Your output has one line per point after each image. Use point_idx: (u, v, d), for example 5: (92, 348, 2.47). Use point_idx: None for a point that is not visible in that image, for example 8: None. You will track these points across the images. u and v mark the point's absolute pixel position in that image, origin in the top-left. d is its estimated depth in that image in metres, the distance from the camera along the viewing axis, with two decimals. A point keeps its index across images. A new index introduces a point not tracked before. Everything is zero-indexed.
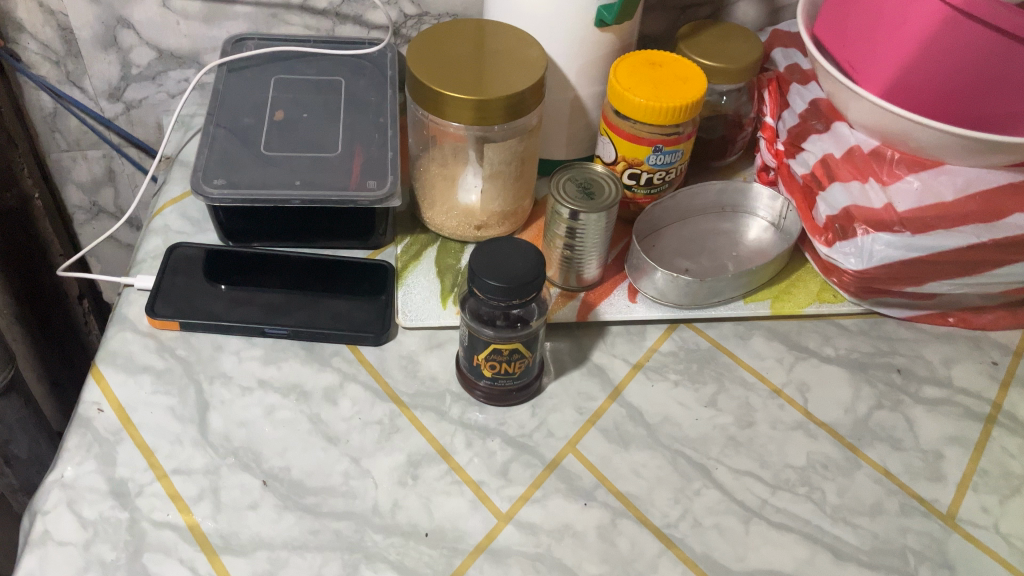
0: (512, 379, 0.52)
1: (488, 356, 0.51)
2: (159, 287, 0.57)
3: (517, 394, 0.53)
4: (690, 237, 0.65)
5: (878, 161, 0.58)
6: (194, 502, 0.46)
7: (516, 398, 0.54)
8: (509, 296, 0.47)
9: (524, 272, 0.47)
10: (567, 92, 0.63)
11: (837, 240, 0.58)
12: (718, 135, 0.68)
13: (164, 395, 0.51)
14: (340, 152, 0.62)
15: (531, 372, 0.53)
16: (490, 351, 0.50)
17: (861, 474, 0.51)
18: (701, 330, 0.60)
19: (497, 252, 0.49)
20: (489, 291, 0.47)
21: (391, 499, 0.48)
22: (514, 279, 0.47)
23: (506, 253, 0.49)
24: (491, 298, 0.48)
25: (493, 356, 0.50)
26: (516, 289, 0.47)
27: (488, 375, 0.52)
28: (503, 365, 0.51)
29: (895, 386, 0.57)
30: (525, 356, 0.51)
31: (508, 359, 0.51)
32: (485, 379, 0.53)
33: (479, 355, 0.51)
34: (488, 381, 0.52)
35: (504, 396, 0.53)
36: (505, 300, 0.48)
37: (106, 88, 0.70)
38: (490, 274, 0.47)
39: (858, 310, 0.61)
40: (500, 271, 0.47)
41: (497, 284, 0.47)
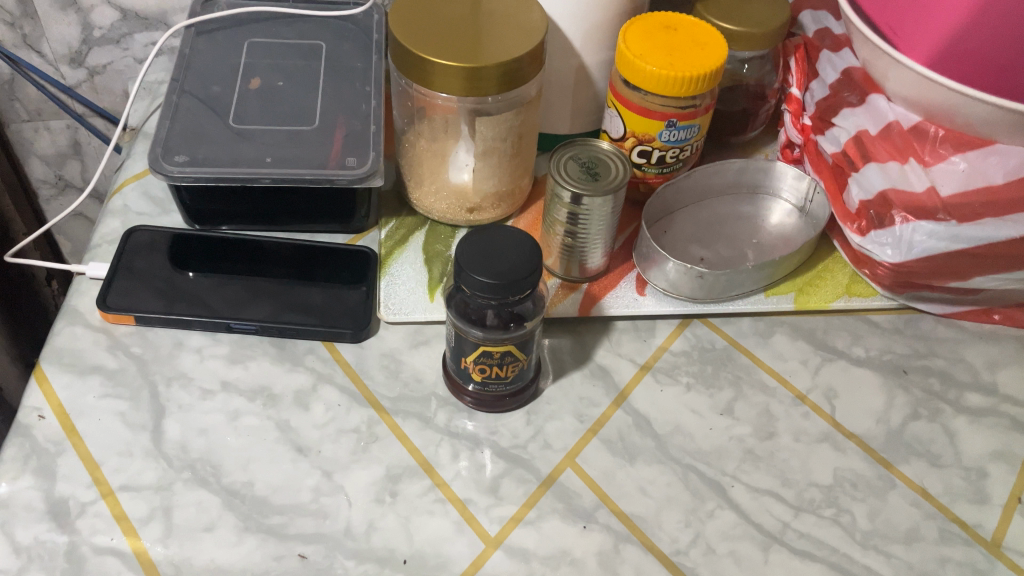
0: (503, 384, 0.47)
1: (476, 359, 0.45)
2: (121, 262, 0.52)
3: (511, 400, 0.48)
4: (707, 221, 0.59)
5: (920, 139, 0.51)
6: (143, 525, 0.41)
7: (509, 404, 0.48)
8: (501, 294, 0.41)
9: (519, 265, 0.42)
10: (570, 59, 0.56)
11: (872, 228, 0.52)
12: (739, 107, 0.62)
13: (115, 399, 0.46)
14: (318, 125, 0.56)
15: (527, 375, 0.47)
16: (479, 352, 0.45)
17: (895, 495, 0.46)
18: (716, 326, 0.54)
19: (488, 243, 0.43)
20: (479, 287, 0.41)
21: (366, 520, 0.43)
22: (507, 274, 0.41)
23: (498, 244, 0.43)
24: (481, 295, 0.42)
25: (482, 359, 0.45)
26: (509, 286, 0.41)
27: (477, 379, 0.46)
28: (494, 369, 0.45)
29: (933, 393, 0.51)
30: (519, 358, 0.45)
31: (500, 362, 0.45)
32: (473, 384, 0.47)
33: (468, 357, 0.45)
34: (477, 386, 0.47)
35: (496, 402, 0.48)
36: (496, 298, 0.42)
37: (67, 51, 0.64)
38: (479, 268, 0.41)
39: (891, 306, 0.55)
40: (490, 264, 0.41)
41: (486, 280, 0.41)
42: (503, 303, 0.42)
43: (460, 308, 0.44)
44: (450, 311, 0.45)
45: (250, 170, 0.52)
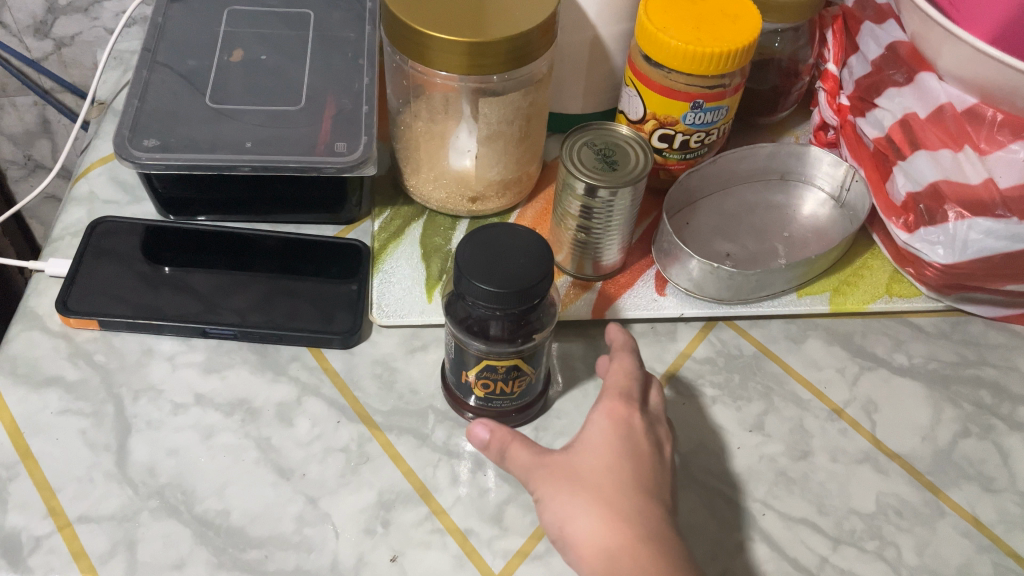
0: (508, 400, 0.42)
1: (478, 374, 0.40)
2: (88, 246, 0.47)
3: (517, 416, 0.43)
4: (732, 212, 0.53)
5: (975, 124, 0.45)
6: (103, 562, 0.37)
7: (515, 420, 0.43)
8: (506, 306, 0.36)
9: (527, 272, 0.36)
10: (584, 31, 0.50)
11: (921, 225, 0.46)
12: (769, 85, 0.56)
13: (76, 415, 0.41)
14: (305, 104, 0.50)
15: (536, 387, 0.43)
16: (482, 366, 0.40)
17: (945, 525, 0.41)
18: (744, 330, 0.49)
19: (492, 245, 0.37)
20: (481, 298, 0.36)
21: (355, 553, 0.38)
22: (513, 282, 0.36)
23: (505, 245, 0.37)
24: (483, 306, 0.37)
25: (485, 373, 0.40)
26: (515, 297, 0.36)
27: (479, 395, 0.42)
28: (498, 384, 0.41)
29: (984, 407, 0.46)
30: (526, 373, 0.40)
31: (504, 377, 0.40)
32: (476, 399, 0.42)
33: (469, 372, 0.40)
34: (481, 400, 0.42)
35: (501, 417, 0.43)
36: (501, 309, 0.36)
37: (30, 22, 0.58)
38: (482, 275, 0.36)
39: (936, 307, 0.50)
40: (494, 271, 0.36)
41: (490, 290, 0.35)
42: (508, 315, 0.37)
43: (460, 317, 0.39)
44: (450, 319, 0.40)
45: (229, 157, 0.47)
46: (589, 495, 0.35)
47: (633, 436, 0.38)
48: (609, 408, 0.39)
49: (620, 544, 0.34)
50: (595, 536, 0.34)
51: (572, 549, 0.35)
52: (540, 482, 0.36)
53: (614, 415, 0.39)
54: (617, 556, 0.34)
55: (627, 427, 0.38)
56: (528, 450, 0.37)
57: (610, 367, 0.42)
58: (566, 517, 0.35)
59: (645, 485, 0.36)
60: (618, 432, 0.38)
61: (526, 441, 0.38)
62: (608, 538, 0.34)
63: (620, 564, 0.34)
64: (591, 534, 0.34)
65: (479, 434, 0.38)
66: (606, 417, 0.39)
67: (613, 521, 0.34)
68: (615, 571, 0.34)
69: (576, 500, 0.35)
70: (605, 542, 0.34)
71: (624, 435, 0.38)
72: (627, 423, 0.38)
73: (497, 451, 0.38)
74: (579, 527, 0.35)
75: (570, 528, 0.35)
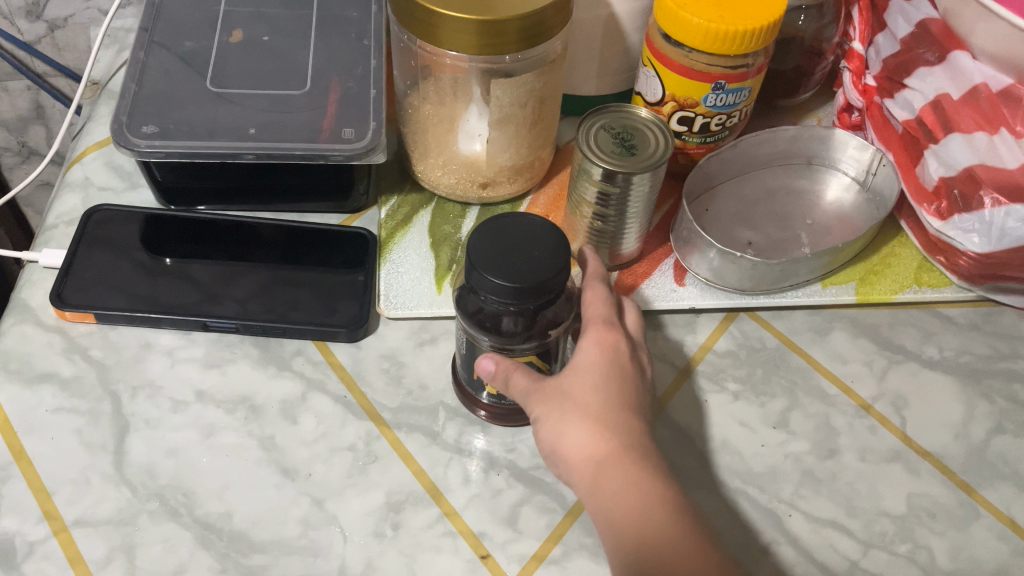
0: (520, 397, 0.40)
1: None
2: (84, 234, 0.45)
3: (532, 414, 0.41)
4: (753, 198, 0.51)
5: (1011, 106, 0.42)
6: (100, 569, 0.35)
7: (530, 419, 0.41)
8: (520, 300, 0.34)
9: (542, 263, 0.34)
10: (599, 9, 0.48)
11: (955, 211, 0.44)
12: (792, 65, 0.54)
13: (70, 413, 0.40)
14: (309, 87, 0.48)
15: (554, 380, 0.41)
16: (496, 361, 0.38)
17: (980, 527, 0.39)
18: (766, 322, 0.47)
19: (504, 234, 0.35)
20: (494, 292, 0.34)
21: (363, 558, 0.37)
22: (528, 274, 0.34)
23: (519, 236, 0.35)
24: (496, 301, 0.35)
25: None
26: (530, 291, 0.34)
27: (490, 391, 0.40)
28: None
29: (1018, 402, 0.44)
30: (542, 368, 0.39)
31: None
32: (488, 396, 0.40)
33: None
34: (491, 396, 0.40)
35: (512, 416, 0.41)
36: (515, 304, 0.34)
37: (22, 3, 0.56)
38: (494, 268, 0.34)
39: (967, 298, 0.48)
40: (509, 263, 0.34)
41: (503, 284, 0.33)
42: (524, 309, 0.35)
43: (472, 312, 0.37)
44: (461, 310, 0.38)
45: (231, 144, 0.44)
46: (578, 411, 0.35)
47: (620, 355, 0.37)
48: (596, 333, 0.37)
49: (608, 455, 0.34)
50: (584, 448, 0.34)
51: (564, 462, 0.35)
52: (532, 402, 0.36)
53: (602, 340, 0.37)
54: (605, 465, 0.34)
55: (614, 351, 0.37)
56: (526, 379, 0.36)
57: (588, 291, 0.40)
58: (557, 433, 0.35)
59: (632, 401, 0.36)
60: (606, 353, 0.37)
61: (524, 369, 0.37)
62: (597, 451, 0.34)
63: (606, 473, 0.34)
64: (580, 447, 0.34)
65: (486, 367, 0.37)
66: (592, 343, 0.37)
67: (601, 433, 0.34)
68: (600, 478, 0.34)
69: (566, 417, 0.35)
70: (593, 453, 0.34)
71: (612, 357, 0.37)
72: (613, 347, 0.37)
73: (502, 379, 0.37)
74: (568, 441, 0.35)
75: (561, 442, 0.35)
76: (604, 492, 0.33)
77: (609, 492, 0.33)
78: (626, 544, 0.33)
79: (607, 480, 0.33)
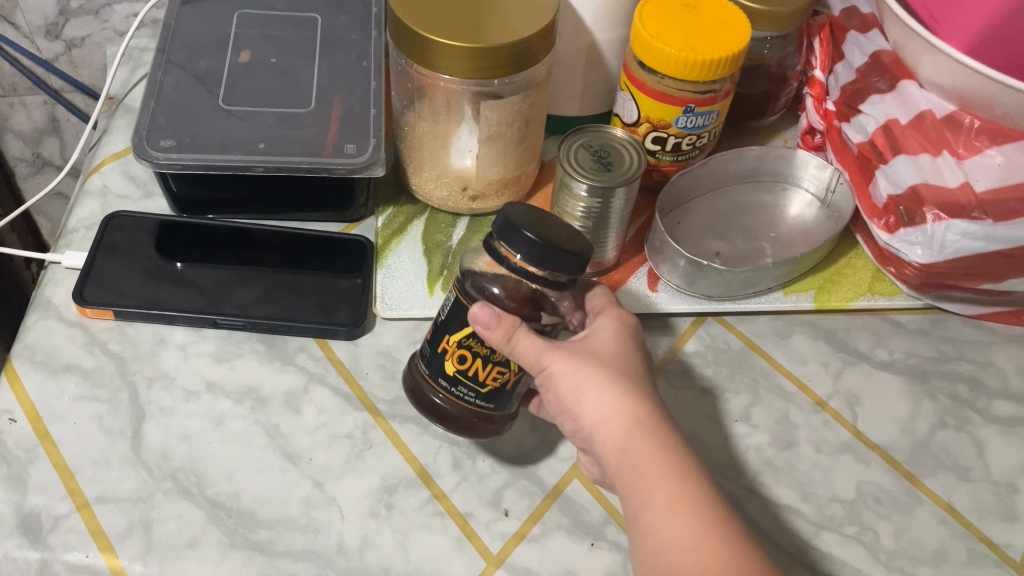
0: (475, 392, 0.39)
1: (459, 342, 0.38)
2: (102, 242, 0.49)
3: (479, 424, 0.41)
4: (724, 212, 0.55)
5: (954, 130, 0.47)
6: (120, 541, 0.38)
7: (476, 428, 0.41)
8: (541, 263, 0.34)
9: (572, 239, 0.35)
10: (581, 37, 0.52)
11: (901, 226, 0.48)
12: (759, 90, 0.58)
13: (91, 401, 0.43)
14: (314, 106, 0.52)
15: (512, 395, 0.40)
16: (470, 330, 0.37)
17: (923, 512, 0.43)
18: (732, 325, 0.51)
19: (537, 215, 0.36)
20: (518, 243, 0.34)
21: (359, 535, 0.40)
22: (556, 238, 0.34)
23: (551, 220, 0.36)
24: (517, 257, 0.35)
25: (466, 343, 0.37)
26: (559, 255, 0.34)
27: (449, 373, 0.39)
28: (475, 362, 0.38)
29: (960, 400, 0.48)
30: (507, 366, 0.38)
31: (487, 357, 0.37)
32: (443, 381, 0.40)
33: (450, 336, 0.38)
34: (446, 381, 0.39)
35: (465, 423, 0.41)
36: (537, 268, 0.34)
37: (42, 23, 0.60)
38: (529, 226, 0.34)
39: (916, 305, 0.52)
40: (540, 228, 0.35)
41: (535, 237, 0.34)
42: (542, 280, 0.35)
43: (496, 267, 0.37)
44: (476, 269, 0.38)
45: (242, 157, 0.48)
46: (609, 373, 0.37)
47: (634, 334, 0.41)
48: (615, 316, 0.41)
49: (639, 417, 0.36)
50: (616, 412, 0.36)
51: (594, 421, 0.36)
52: (559, 358, 0.37)
53: (621, 321, 0.41)
54: (638, 425, 0.36)
55: (628, 330, 0.40)
56: (531, 338, 0.36)
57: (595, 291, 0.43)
58: (590, 393, 0.36)
59: (648, 376, 0.39)
60: (624, 333, 0.40)
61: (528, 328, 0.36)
62: (628, 415, 0.36)
63: (637, 437, 0.36)
64: (614, 409, 0.36)
65: (479, 319, 0.35)
66: (610, 320, 0.41)
67: (630, 398, 0.37)
68: (632, 440, 0.36)
69: (598, 380, 0.37)
70: (625, 417, 0.36)
71: (629, 336, 0.40)
72: (628, 327, 0.41)
73: (504, 331, 0.35)
74: (602, 403, 0.36)
75: (593, 405, 0.36)
76: (635, 454, 0.35)
77: (642, 456, 0.35)
78: (665, 507, 0.34)
79: (639, 444, 0.35)
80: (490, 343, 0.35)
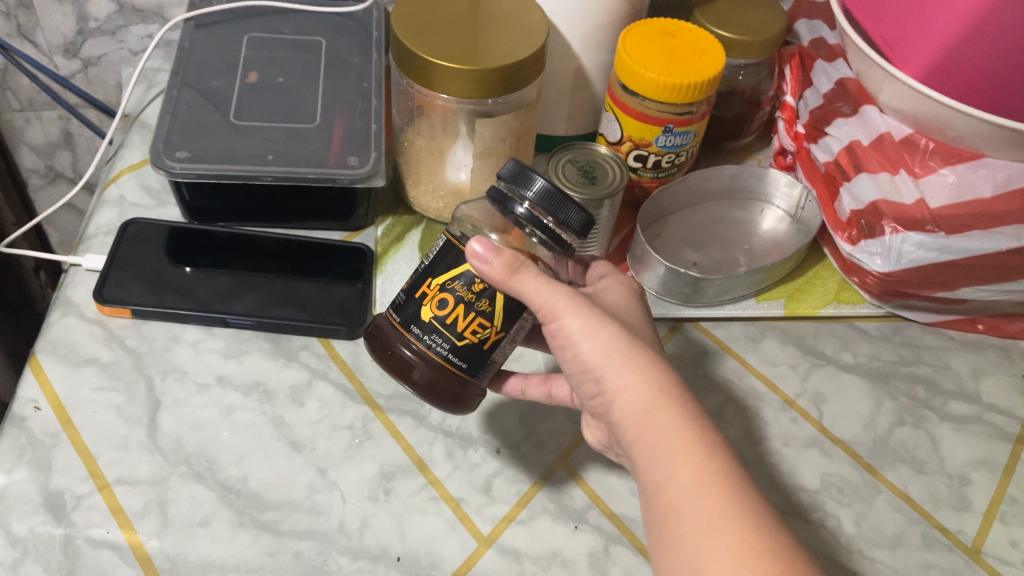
0: (449, 346, 0.38)
1: (444, 285, 0.38)
2: (118, 250, 0.52)
3: (440, 387, 0.40)
4: (701, 225, 0.59)
5: (911, 151, 0.52)
6: (137, 519, 0.41)
7: (436, 393, 0.40)
8: (548, 208, 0.36)
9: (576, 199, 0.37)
10: (568, 61, 0.56)
11: (863, 238, 0.52)
12: (734, 113, 0.62)
13: (110, 392, 0.46)
14: (319, 122, 0.56)
15: (488, 364, 0.39)
16: (458, 272, 0.38)
17: (881, 501, 0.47)
18: (708, 330, 0.55)
19: None
20: (528, 188, 0.36)
21: (359, 517, 0.43)
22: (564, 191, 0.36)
23: None
24: (524, 205, 0.36)
25: (452, 286, 0.38)
26: (566, 204, 0.36)
27: (423, 320, 0.39)
28: (456, 310, 0.38)
29: (918, 401, 0.52)
30: (488, 322, 0.38)
31: (470, 304, 0.38)
32: (415, 330, 0.39)
33: (433, 280, 0.39)
34: (419, 328, 0.39)
35: (431, 386, 0.40)
36: (541, 215, 0.36)
37: (61, 42, 0.63)
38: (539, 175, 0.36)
39: (879, 313, 0.56)
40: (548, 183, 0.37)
41: (546, 181, 0.36)
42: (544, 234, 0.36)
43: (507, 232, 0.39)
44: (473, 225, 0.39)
45: (253, 168, 0.52)
46: (628, 336, 0.36)
47: (642, 306, 0.41)
48: (622, 291, 0.42)
49: (659, 387, 0.35)
50: (637, 383, 0.35)
51: (614, 385, 0.36)
52: (577, 314, 0.36)
53: (631, 293, 0.42)
54: (661, 396, 0.35)
55: (637, 305, 0.41)
56: (536, 276, 0.36)
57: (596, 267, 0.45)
58: (613, 355, 0.36)
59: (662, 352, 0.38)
60: (633, 311, 0.40)
61: (533, 270, 0.36)
62: (650, 387, 0.35)
63: (660, 409, 0.34)
64: (638, 373, 0.35)
65: (479, 252, 0.36)
66: (619, 290, 0.42)
67: (652, 367, 0.35)
68: (656, 412, 0.34)
69: (619, 345, 0.36)
70: (644, 389, 0.35)
71: (638, 313, 0.41)
72: (636, 301, 0.42)
73: (502, 259, 0.35)
74: (626, 366, 0.35)
75: (615, 374, 0.35)
76: (656, 428, 0.34)
77: (664, 429, 0.34)
78: (691, 484, 0.33)
79: (662, 416, 0.34)
80: (488, 277, 0.36)
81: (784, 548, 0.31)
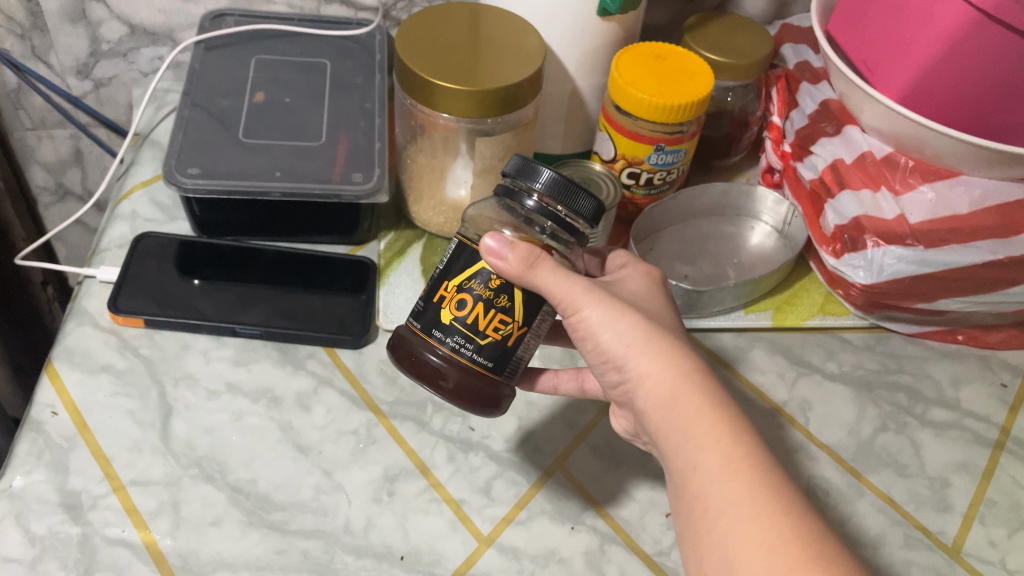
0: (475, 346, 0.40)
1: (461, 285, 0.40)
2: (131, 262, 0.54)
3: (467, 388, 0.41)
4: (692, 240, 0.62)
5: (891, 169, 0.54)
6: (151, 518, 0.43)
7: (462, 394, 0.41)
8: (559, 196, 0.38)
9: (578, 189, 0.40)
10: (564, 83, 0.59)
11: (846, 252, 0.54)
12: (723, 132, 0.65)
13: (124, 398, 0.48)
14: (325, 140, 0.58)
15: (513, 362, 0.41)
16: (474, 270, 0.39)
17: (865, 502, 0.49)
18: (699, 340, 0.57)
19: None
20: (536, 178, 0.38)
21: (364, 518, 0.45)
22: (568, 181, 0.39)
23: None
24: (533, 196, 0.39)
25: (469, 287, 0.39)
26: (574, 191, 0.38)
27: (445, 322, 0.40)
28: (477, 308, 0.39)
29: (900, 408, 0.54)
30: (509, 317, 0.39)
31: (490, 302, 0.39)
32: (437, 333, 0.40)
33: (449, 283, 0.40)
34: (441, 332, 0.40)
35: (456, 388, 0.41)
36: (552, 203, 0.38)
37: (74, 64, 0.66)
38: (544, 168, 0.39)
39: (863, 324, 0.58)
40: None
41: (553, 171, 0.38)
42: (556, 222, 0.38)
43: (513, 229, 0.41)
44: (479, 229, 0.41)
45: (261, 184, 0.54)
46: (647, 325, 0.38)
47: (664, 291, 0.44)
48: (643, 277, 0.44)
49: (681, 374, 0.37)
50: (659, 371, 0.37)
51: (637, 373, 0.38)
52: (597, 304, 0.38)
53: (652, 278, 0.44)
54: (683, 382, 0.37)
55: (657, 290, 0.43)
56: (553, 270, 0.38)
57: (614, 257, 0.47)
58: (634, 344, 0.38)
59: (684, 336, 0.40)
60: (655, 296, 0.42)
61: (550, 263, 0.38)
62: (672, 374, 0.37)
63: (683, 395, 0.37)
64: (659, 361, 0.37)
65: (495, 248, 0.37)
66: (640, 278, 0.44)
67: (673, 355, 0.38)
68: (679, 398, 0.37)
69: (641, 333, 0.38)
70: (666, 375, 0.37)
71: (660, 297, 0.43)
72: (658, 285, 0.44)
73: (518, 253, 0.37)
74: (648, 355, 0.37)
75: (638, 362, 0.38)
76: (681, 413, 0.36)
77: (688, 414, 0.36)
78: (716, 467, 0.35)
79: (685, 402, 0.36)
80: (504, 272, 0.37)
81: (807, 529, 0.33)
